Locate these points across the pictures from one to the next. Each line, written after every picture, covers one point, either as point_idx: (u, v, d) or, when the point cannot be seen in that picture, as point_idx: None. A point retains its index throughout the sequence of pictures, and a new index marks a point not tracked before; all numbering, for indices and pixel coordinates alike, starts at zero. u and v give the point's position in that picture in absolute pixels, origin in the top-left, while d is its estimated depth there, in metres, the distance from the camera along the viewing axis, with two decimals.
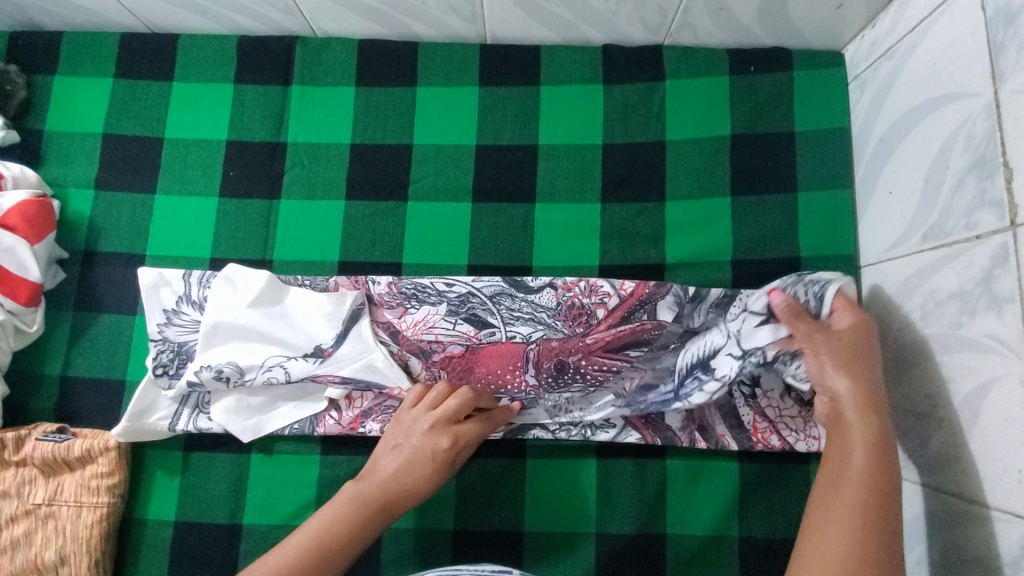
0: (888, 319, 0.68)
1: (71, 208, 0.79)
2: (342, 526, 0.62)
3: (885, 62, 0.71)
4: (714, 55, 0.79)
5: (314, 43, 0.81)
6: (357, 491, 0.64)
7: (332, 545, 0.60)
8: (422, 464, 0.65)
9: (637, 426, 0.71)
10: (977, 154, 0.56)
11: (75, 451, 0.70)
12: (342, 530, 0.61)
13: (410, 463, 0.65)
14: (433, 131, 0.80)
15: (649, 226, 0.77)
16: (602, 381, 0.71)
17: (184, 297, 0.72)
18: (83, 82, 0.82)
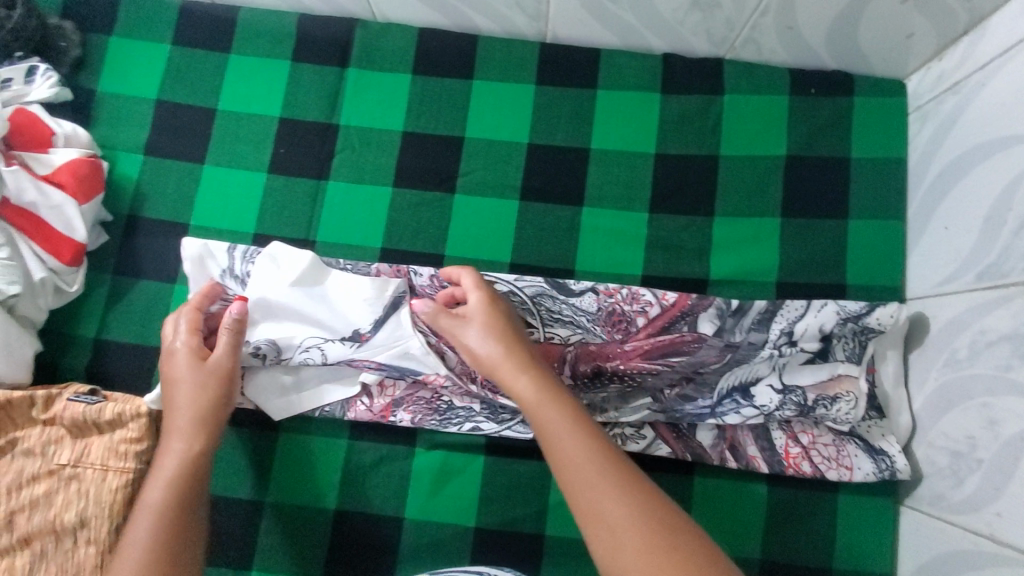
0: (934, 356, 0.68)
1: (118, 170, 0.79)
2: (197, 464, 0.63)
3: (952, 96, 0.70)
4: (776, 74, 0.79)
5: (374, 27, 0.81)
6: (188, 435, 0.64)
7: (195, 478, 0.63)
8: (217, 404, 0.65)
9: (663, 435, 0.71)
10: (1000, 200, 0.61)
11: (106, 414, 0.70)
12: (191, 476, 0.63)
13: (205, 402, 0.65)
14: (487, 124, 0.79)
15: (695, 241, 0.76)
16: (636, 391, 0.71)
17: (227, 271, 0.72)
18: (141, 46, 0.82)
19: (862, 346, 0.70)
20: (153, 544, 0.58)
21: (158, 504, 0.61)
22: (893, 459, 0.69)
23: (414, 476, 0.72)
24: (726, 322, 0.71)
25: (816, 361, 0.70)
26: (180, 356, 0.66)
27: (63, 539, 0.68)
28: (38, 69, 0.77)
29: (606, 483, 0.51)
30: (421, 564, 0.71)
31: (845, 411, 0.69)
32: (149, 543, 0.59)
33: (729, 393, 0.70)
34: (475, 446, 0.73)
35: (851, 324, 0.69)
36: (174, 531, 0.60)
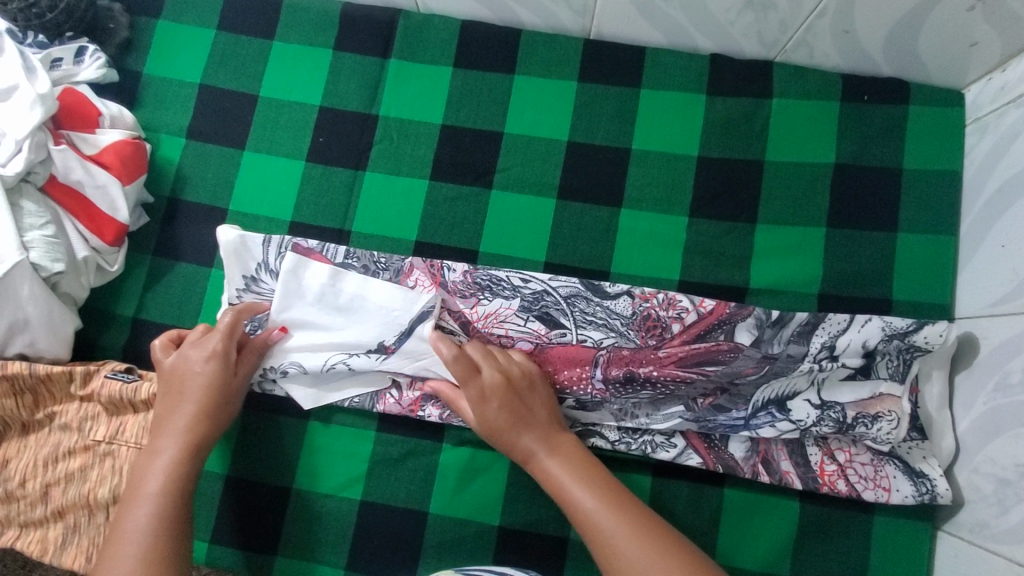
0: (983, 380, 0.65)
1: (161, 153, 0.80)
2: (187, 461, 0.65)
3: (1016, 108, 0.67)
4: (827, 78, 0.76)
5: (417, 18, 0.81)
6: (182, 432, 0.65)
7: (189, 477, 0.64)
8: (224, 401, 0.68)
9: (696, 446, 0.70)
10: None
11: (141, 394, 0.71)
12: (180, 469, 0.64)
13: (215, 396, 0.67)
14: (526, 120, 0.78)
15: (735, 248, 0.74)
16: (668, 399, 0.70)
17: (262, 264, 0.73)
18: (187, 31, 0.83)
19: (907, 366, 0.68)
20: (151, 531, 0.60)
21: (158, 491, 0.62)
22: (934, 483, 0.67)
23: (440, 471, 0.72)
24: (765, 334, 0.70)
25: (858, 377, 0.68)
26: (191, 352, 0.68)
27: (95, 513, 0.70)
28: (87, 50, 0.78)
29: (614, 524, 0.59)
30: (444, 560, 0.71)
31: (887, 431, 0.67)
32: (139, 533, 0.59)
33: (765, 405, 0.69)
34: None
35: (897, 341, 0.68)
36: (171, 518, 0.61)
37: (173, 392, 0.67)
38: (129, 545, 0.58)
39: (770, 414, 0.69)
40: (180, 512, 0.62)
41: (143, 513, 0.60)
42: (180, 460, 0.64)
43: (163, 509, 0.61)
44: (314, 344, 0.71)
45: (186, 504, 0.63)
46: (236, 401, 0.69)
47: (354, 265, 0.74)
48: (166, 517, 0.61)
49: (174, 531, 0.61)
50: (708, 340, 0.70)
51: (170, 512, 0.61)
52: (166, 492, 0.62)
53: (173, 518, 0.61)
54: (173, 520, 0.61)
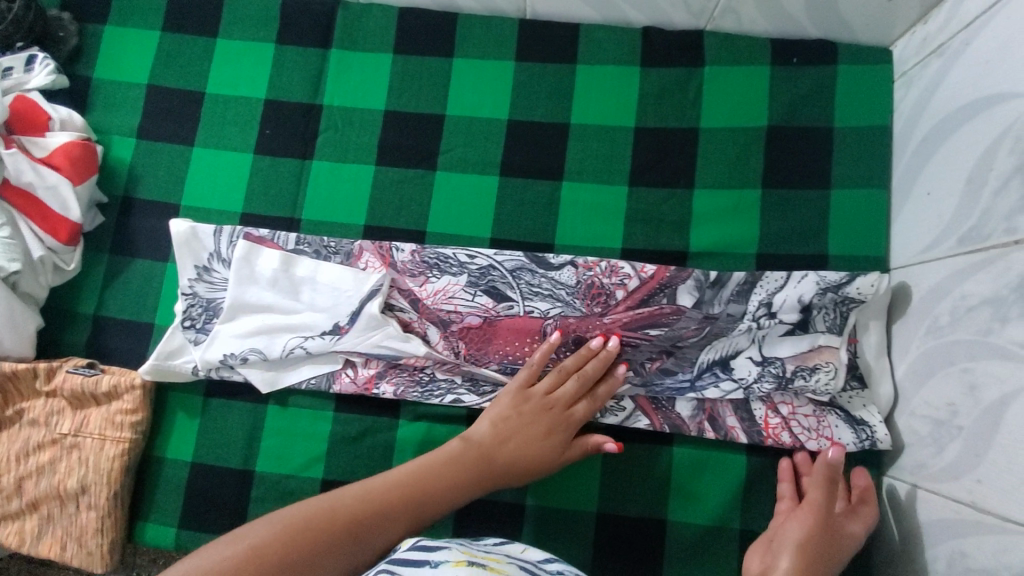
0: (916, 325, 0.66)
1: (113, 154, 0.82)
2: (456, 472, 0.66)
3: (936, 58, 0.68)
4: (757, 43, 0.78)
5: (356, 8, 0.82)
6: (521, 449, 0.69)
7: (424, 484, 0.65)
8: (547, 450, 0.69)
9: (643, 408, 0.72)
10: (982, 160, 0.58)
11: (102, 386, 0.73)
12: (419, 476, 0.65)
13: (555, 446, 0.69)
14: (467, 101, 0.80)
15: (674, 213, 0.76)
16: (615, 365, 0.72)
17: (214, 254, 0.75)
18: (133, 34, 0.85)
19: (842, 318, 0.69)
20: (357, 500, 0.62)
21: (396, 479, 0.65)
22: (874, 429, 0.68)
23: (398, 445, 0.74)
24: (705, 295, 0.71)
25: (797, 332, 0.69)
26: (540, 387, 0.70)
27: (66, 504, 0.72)
28: (37, 57, 0.79)
29: None
30: None
31: (825, 381, 0.68)
32: (353, 496, 0.62)
33: (707, 365, 0.71)
34: (457, 418, 0.74)
35: (831, 294, 0.68)
36: (359, 520, 0.60)
37: (538, 419, 0.69)
38: (346, 488, 0.64)
39: (711, 373, 0.71)
40: (376, 519, 0.61)
41: (383, 476, 0.65)
42: (453, 466, 0.67)
43: (341, 509, 0.60)
44: (272, 331, 0.73)
45: (375, 514, 0.61)
46: (546, 462, 0.69)
47: (306, 251, 0.76)
48: (378, 514, 0.62)
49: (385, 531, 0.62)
50: (650, 304, 0.72)
51: (419, 507, 0.64)
52: (363, 494, 0.62)
53: (333, 521, 0.59)
54: (345, 520, 0.60)
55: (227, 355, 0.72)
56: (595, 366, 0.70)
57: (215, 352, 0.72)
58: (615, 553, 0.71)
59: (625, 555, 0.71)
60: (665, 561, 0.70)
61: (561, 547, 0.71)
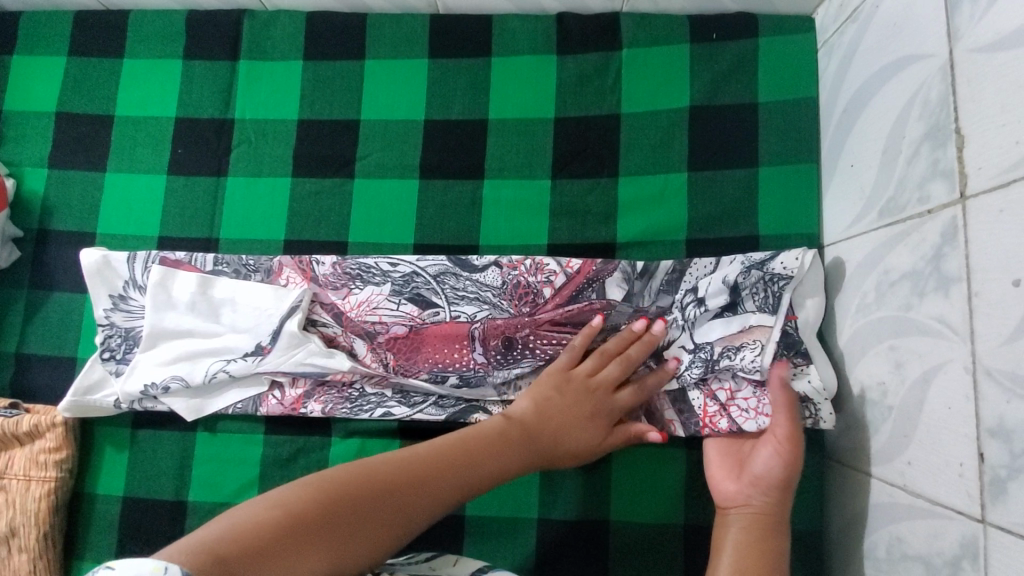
0: (848, 302, 0.63)
1: (25, 186, 0.80)
2: (503, 452, 0.60)
3: (851, 24, 0.65)
4: (674, 21, 0.75)
5: (263, 16, 0.80)
6: (572, 428, 0.64)
7: (469, 463, 0.58)
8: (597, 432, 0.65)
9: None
10: (896, 127, 0.56)
11: (23, 426, 0.71)
12: (462, 455, 0.58)
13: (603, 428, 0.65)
14: (381, 104, 0.77)
15: (600, 203, 0.73)
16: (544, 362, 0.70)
17: (129, 281, 0.73)
18: (38, 61, 0.82)
19: (773, 295, 0.65)
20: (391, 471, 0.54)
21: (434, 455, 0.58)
22: (818, 407, 0.62)
23: (331, 464, 0.72)
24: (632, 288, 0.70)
25: (725, 315, 0.67)
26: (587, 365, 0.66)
27: None
28: None
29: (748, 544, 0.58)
30: None
31: (750, 360, 0.64)
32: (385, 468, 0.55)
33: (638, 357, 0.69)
34: (390, 432, 0.72)
35: (756, 272, 0.66)
36: (388, 488, 0.53)
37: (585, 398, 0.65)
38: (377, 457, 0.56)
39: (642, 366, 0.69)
40: (405, 489, 0.54)
41: (420, 449, 0.58)
42: (487, 438, 0.61)
43: (363, 479, 0.52)
44: (194, 357, 0.71)
45: (409, 491, 0.53)
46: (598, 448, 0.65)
47: (225, 271, 0.74)
48: (409, 483, 0.54)
49: (417, 505, 0.53)
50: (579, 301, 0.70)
51: (449, 477, 0.56)
52: (403, 461, 0.56)
53: (358, 487, 0.51)
54: (372, 491, 0.52)
55: (148, 386, 0.70)
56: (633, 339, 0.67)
57: (135, 384, 0.70)
58: (559, 559, 0.69)
59: (569, 560, 0.69)
60: (610, 564, 0.68)
61: (503, 557, 0.69)
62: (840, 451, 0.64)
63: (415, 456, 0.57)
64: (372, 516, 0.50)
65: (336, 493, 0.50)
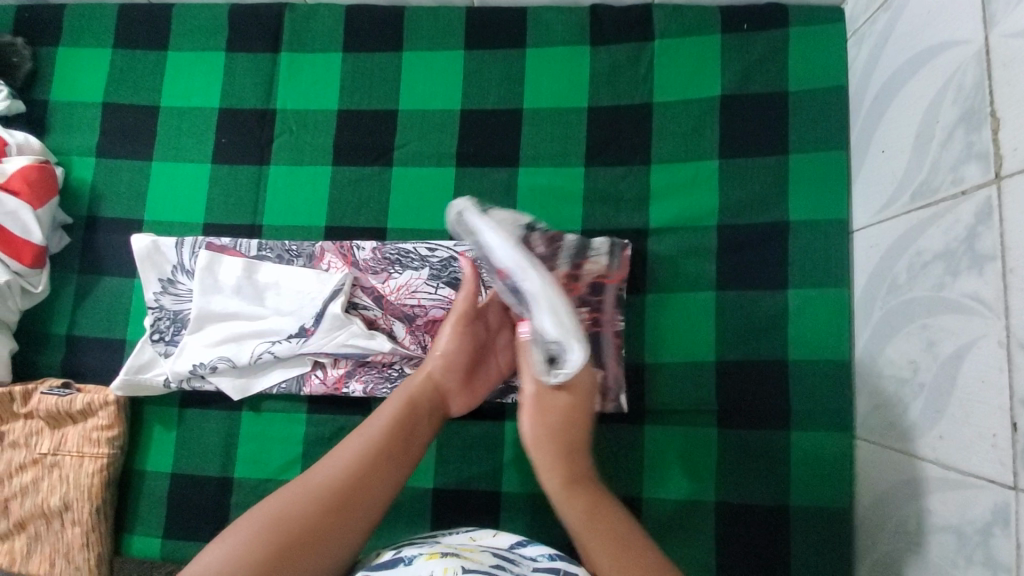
0: (879, 284, 0.65)
1: (74, 174, 0.82)
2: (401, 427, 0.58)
3: (883, 13, 0.66)
4: (705, 12, 0.77)
5: (303, 9, 0.82)
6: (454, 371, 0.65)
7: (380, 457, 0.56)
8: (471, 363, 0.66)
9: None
10: (931, 111, 0.57)
11: (77, 405, 0.74)
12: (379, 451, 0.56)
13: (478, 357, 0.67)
14: (419, 94, 0.80)
15: (633, 191, 0.75)
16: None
17: (178, 266, 0.75)
18: (86, 54, 0.85)
19: None
20: (319, 490, 0.53)
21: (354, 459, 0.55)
22: None
23: None
24: (585, 254, 0.70)
25: None
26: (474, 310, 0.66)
27: (52, 521, 0.73)
28: None
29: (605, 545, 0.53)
30: (385, 527, 0.73)
31: None
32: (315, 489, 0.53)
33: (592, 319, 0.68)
34: None
35: None
36: (334, 510, 0.52)
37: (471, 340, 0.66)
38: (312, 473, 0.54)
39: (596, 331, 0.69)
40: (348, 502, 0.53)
41: (350, 452, 0.56)
42: (398, 418, 0.59)
43: (307, 511, 0.51)
44: (240, 338, 0.73)
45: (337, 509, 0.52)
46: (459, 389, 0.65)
47: (269, 256, 0.76)
48: (349, 497, 0.53)
49: (365, 508, 0.54)
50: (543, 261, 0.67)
51: (383, 470, 0.56)
52: (336, 473, 0.54)
53: (298, 523, 0.50)
54: (320, 524, 0.51)
55: (197, 365, 0.73)
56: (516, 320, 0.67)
57: (184, 363, 0.73)
58: None
59: None
60: None
61: (539, 532, 0.72)
62: (870, 430, 0.66)
63: (340, 464, 0.55)
64: (326, 542, 0.51)
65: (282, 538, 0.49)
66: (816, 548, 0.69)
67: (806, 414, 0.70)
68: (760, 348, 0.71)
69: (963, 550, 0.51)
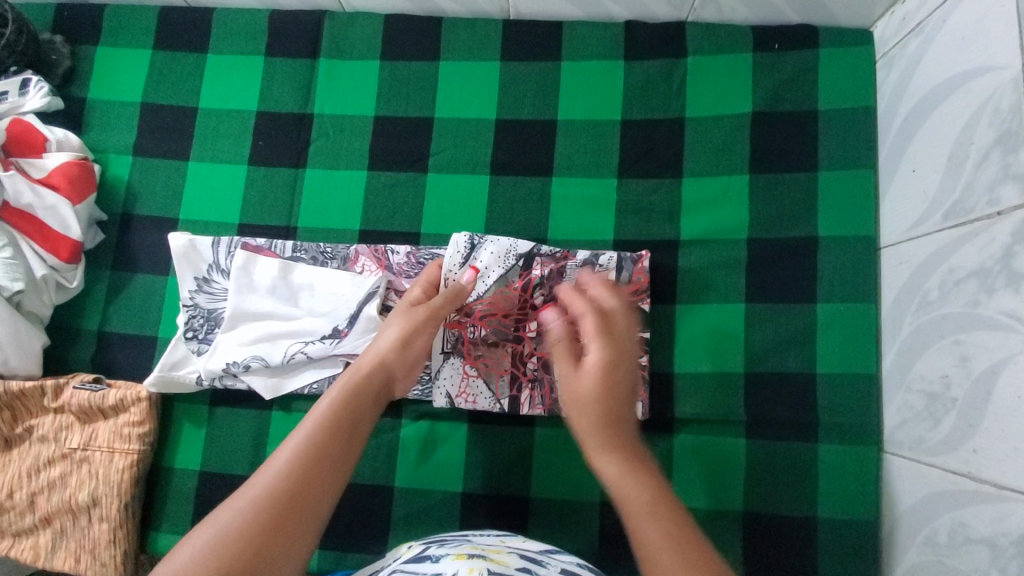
0: (909, 300, 0.66)
1: (111, 172, 0.83)
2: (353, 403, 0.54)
3: (915, 38, 0.68)
4: (738, 31, 0.78)
5: (342, 17, 0.84)
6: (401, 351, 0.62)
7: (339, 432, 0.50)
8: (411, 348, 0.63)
9: (543, 392, 0.72)
10: (966, 132, 0.59)
11: (109, 400, 0.74)
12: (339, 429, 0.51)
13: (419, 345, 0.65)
14: (455, 103, 0.81)
15: (664, 203, 0.77)
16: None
17: (213, 265, 0.76)
18: (124, 54, 0.86)
19: None
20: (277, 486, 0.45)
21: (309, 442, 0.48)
22: None
23: (401, 445, 0.75)
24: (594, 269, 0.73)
25: None
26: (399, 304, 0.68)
27: (79, 517, 0.73)
28: (31, 81, 0.81)
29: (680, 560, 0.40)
30: (413, 530, 0.74)
31: None
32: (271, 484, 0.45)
33: None
34: (459, 415, 0.75)
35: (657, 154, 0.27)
36: (292, 507, 0.45)
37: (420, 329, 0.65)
38: (265, 470, 0.46)
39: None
40: (313, 491, 0.46)
41: (299, 438, 0.48)
42: (353, 391, 0.55)
43: (264, 511, 0.44)
44: (274, 338, 0.74)
45: (303, 505, 0.45)
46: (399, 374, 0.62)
47: (303, 258, 0.77)
48: (305, 489, 0.46)
49: (329, 487, 0.47)
50: (546, 284, 0.73)
51: (342, 445, 0.50)
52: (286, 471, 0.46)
53: (256, 530, 0.42)
54: (277, 529, 0.43)
55: (230, 364, 0.73)
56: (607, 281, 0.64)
57: (217, 362, 0.73)
58: (623, 542, 0.71)
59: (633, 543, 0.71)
60: None
61: (567, 539, 0.72)
62: (899, 443, 0.67)
63: (295, 452, 0.47)
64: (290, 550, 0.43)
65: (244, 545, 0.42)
66: (841, 559, 0.70)
67: (834, 426, 0.71)
68: (789, 360, 0.73)
69: (996, 563, 0.52)
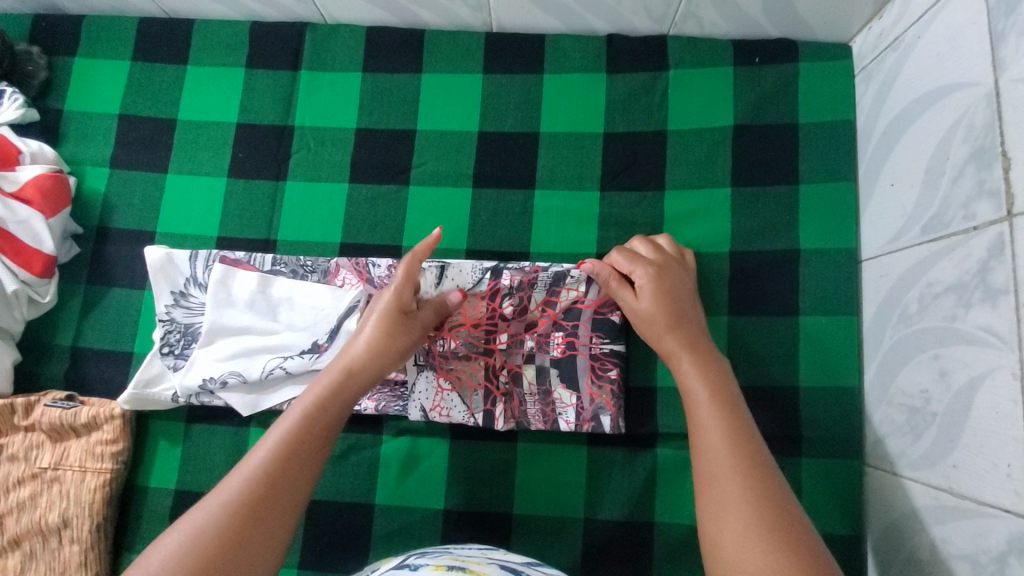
0: (889, 315, 0.66)
1: (87, 184, 0.82)
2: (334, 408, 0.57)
3: (892, 52, 0.69)
4: (718, 45, 0.79)
5: (324, 29, 0.83)
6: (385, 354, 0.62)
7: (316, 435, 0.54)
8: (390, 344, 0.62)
9: (512, 405, 0.72)
10: (943, 146, 0.59)
11: (81, 418, 0.72)
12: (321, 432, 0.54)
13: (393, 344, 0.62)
14: (436, 116, 0.81)
15: (647, 216, 0.77)
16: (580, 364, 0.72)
17: (191, 279, 0.75)
18: (102, 65, 0.85)
19: None
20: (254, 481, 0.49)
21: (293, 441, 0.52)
22: None
23: (381, 462, 0.74)
24: (563, 280, 0.72)
25: None
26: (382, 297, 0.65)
27: (49, 539, 0.71)
28: (6, 93, 0.80)
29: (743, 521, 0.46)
30: (393, 548, 0.72)
31: None
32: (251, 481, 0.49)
33: (566, 345, 0.72)
34: (441, 431, 0.74)
35: None
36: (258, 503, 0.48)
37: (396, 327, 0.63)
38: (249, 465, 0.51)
39: (570, 356, 0.71)
40: (264, 502, 0.48)
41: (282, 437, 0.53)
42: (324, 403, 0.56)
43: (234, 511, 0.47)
44: (252, 353, 0.72)
45: (266, 506, 0.48)
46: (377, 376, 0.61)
47: (283, 271, 0.75)
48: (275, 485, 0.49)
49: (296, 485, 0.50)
50: (516, 295, 0.72)
51: (298, 462, 0.51)
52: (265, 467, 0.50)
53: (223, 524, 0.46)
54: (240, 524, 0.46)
55: (206, 380, 0.71)
56: (672, 250, 0.70)
57: (194, 378, 0.72)
58: (606, 559, 0.71)
59: (616, 559, 0.71)
60: (655, 565, 0.70)
61: (550, 556, 0.71)
62: (881, 456, 0.67)
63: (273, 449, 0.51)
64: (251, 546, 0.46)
65: (200, 551, 0.44)
66: None
67: (817, 439, 0.71)
68: (772, 374, 0.73)
69: None
